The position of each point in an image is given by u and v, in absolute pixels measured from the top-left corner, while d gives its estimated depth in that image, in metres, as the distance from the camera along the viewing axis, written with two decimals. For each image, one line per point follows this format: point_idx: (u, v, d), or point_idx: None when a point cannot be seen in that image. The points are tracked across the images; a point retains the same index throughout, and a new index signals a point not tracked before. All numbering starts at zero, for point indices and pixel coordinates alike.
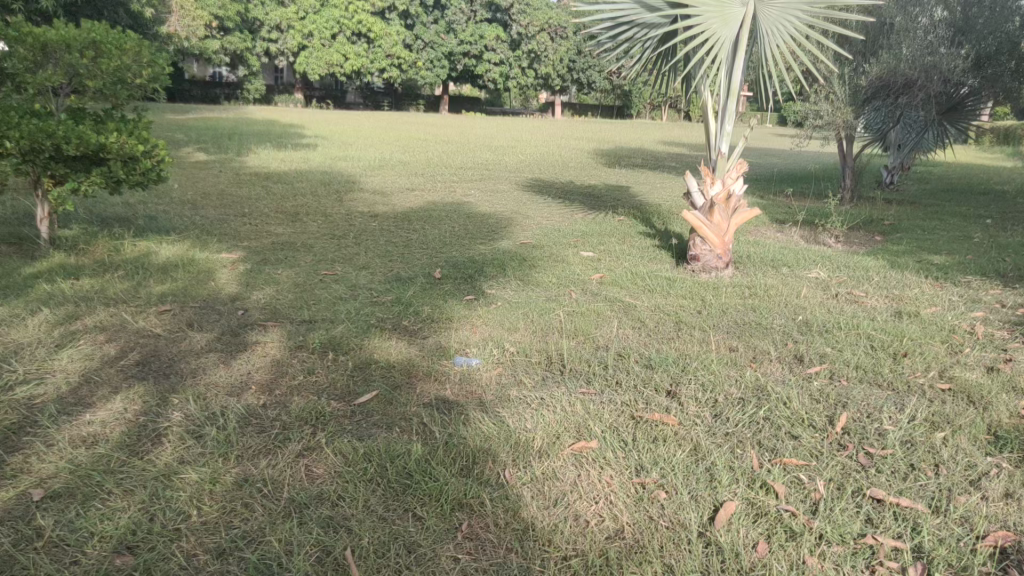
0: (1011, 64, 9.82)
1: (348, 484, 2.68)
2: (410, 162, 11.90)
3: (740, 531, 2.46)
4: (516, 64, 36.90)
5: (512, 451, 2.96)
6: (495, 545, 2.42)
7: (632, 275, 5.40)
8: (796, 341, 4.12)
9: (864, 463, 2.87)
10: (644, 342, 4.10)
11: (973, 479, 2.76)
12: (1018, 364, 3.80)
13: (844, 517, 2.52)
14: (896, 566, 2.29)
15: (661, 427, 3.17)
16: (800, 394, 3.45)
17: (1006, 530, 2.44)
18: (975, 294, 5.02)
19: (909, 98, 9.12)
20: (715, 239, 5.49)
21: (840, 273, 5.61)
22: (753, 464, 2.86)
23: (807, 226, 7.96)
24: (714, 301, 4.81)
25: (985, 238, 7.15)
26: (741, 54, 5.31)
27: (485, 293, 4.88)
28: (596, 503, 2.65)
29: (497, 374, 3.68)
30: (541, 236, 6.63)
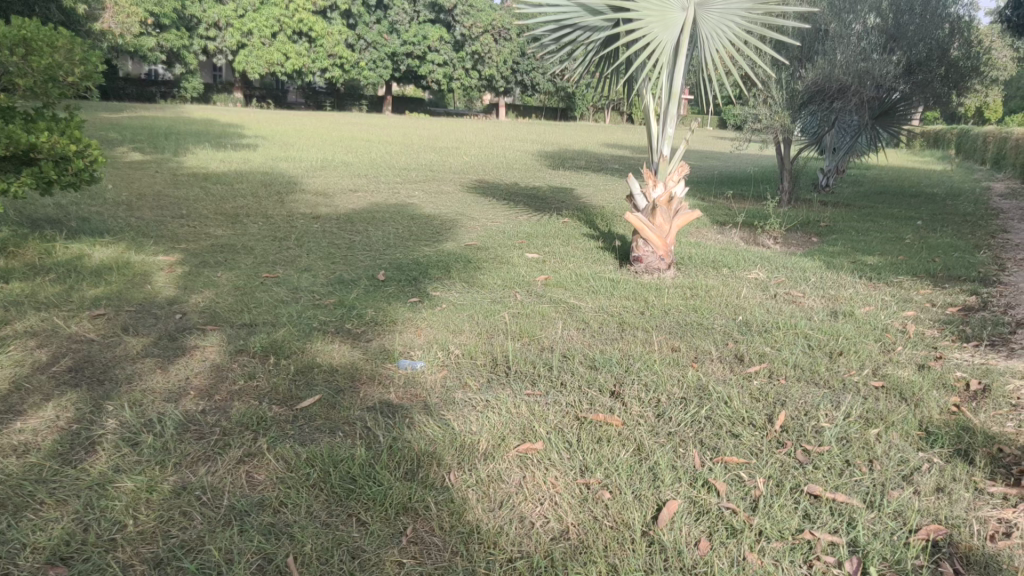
0: (939, 70, 10.28)
1: (291, 490, 2.64)
2: (353, 163, 11.79)
3: (683, 529, 2.49)
4: (460, 65, 36.60)
5: (457, 454, 2.95)
6: (440, 548, 2.41)
7: (577, 276, 5.43)
8: (736, 341, 4.19)
9: (802, 460, 2.93)
10: (588, 343, 4.13)
11: (906, 474, 2.85)
12: (947, 362, 3.94)
13: (783, 513, 2.57)
14: (833, 561, 2.34)
15: (605, 427, 3.20)
16: (740, 393, 3.51)
17: (937, 523, 2.51)
18: (907, 293, 5.18)
19: (844, 103, 9.54)
20: (658, 240, 5.55)
21: (778, 273, 5.73)
22: (695, 463, 2.91)
23: (747, 228, 8.11)
24: (657, 302, 4.87)
25: (916, 239, 7.39)
26: (683, 58, 5.39)
27: (429, 295, 4.86)
28: (541, 505, 2.65)
29: (442, 377, 3.66)
30: (486, 237, 6.63)
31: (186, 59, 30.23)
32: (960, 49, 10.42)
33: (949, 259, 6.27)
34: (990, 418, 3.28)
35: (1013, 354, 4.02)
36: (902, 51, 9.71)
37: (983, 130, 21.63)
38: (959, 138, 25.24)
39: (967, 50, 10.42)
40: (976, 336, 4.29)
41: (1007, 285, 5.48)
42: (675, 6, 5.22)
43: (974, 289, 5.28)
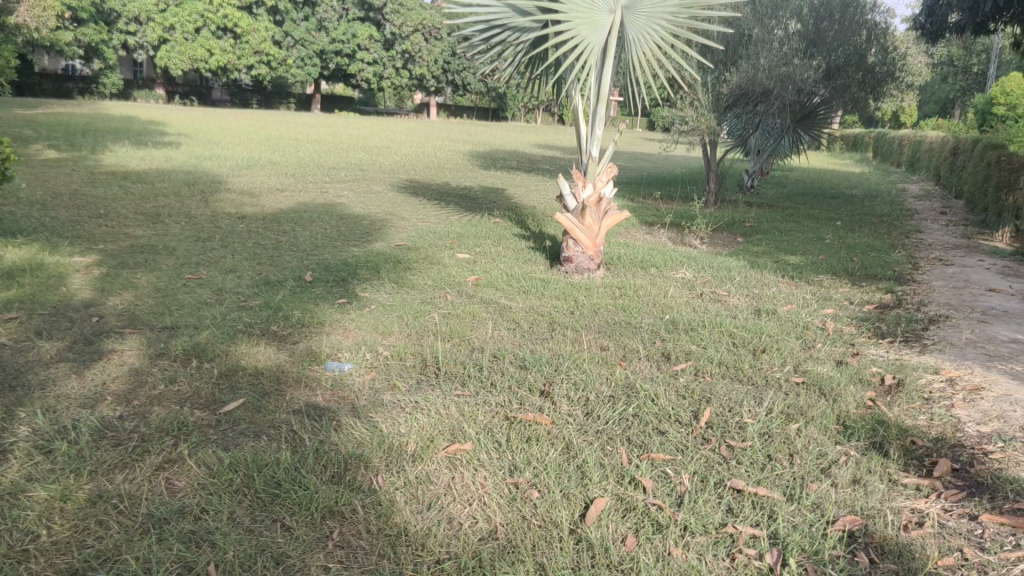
0: (858, 75, 10.64)
1: (213, 497, 2.58)
2: (280, 162, 11.57)
3: (610, 525, 2.52)
4: (389, 65, 36.84)
5: (385, 456, 2.93)
6: (367, 551, 2.38)
7: (507, 276, 5.44)
8: (663, 339, 4.26)
9: (726, 456, 3.00)
10: (518, 343, 4.14)
11: (824, 467, 2.93)
12: (864, 358, 4.07)
13: (706, 508, 2.62)
14: (754, 553, 2.40)
15: (534, 427, 3.21)
16: (667, 391, 3.56)
17: (853, 515, 2.59)
18: (827, 292, 5.34)
19: (767, 107, 9.75)
20: (586, 241, 5.61)
21: (704, 273, 5.84)
22: (622, 461, 2.94)
23: (674, 228, 8.24)
24: (586, 302, 4.91)
25: (835, 238, 7.62)
26: (610, 61, 5.46)
27: (358, 296, 4.82)
28: (469, 505, 2.65)
29: (370, 379, 3.63)
30: (416, 238, 6.58)
31: (104, 54, 29.05)
32: (877, 56, 10.83)
33: (866, 258, 6.49)
34: (904, 412, 3.41)
35: (926, 350, 4.18)
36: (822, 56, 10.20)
37: (897, 134, 22.48)
38: (875, 142, 26.21)
39: (883, 57, 10.85)
40: (890, 332, 4.46)
41: (920, 283, 5.69)
42: (602, 9, 5.27)
43: (889, 287, 5.47)
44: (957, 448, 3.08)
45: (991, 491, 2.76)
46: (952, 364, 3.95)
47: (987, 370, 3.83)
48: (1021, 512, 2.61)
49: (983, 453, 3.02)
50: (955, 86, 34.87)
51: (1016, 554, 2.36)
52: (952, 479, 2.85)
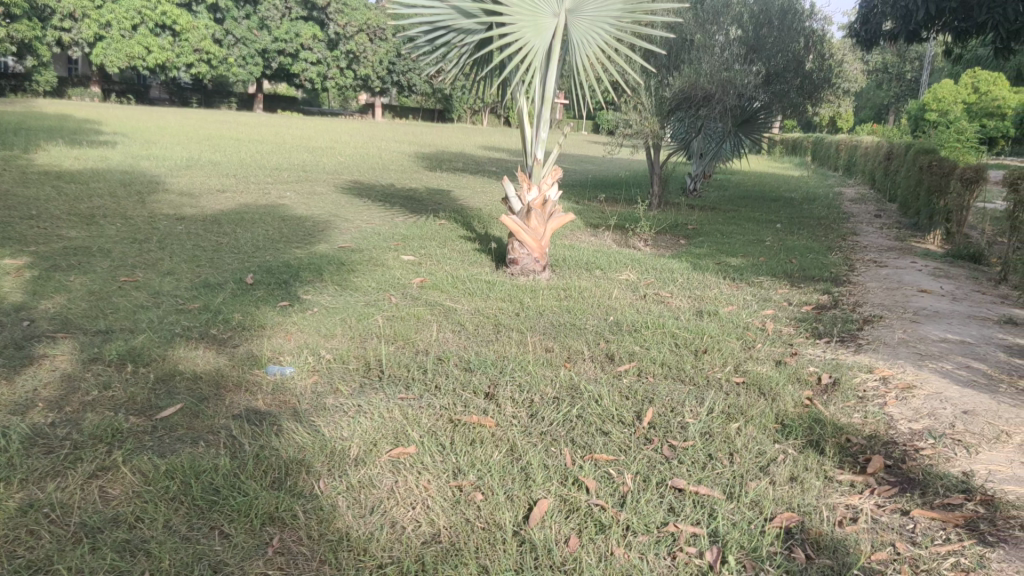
0: (796, 81, 11.23)
1: (149, 504, 2.52)
2: (221, 162, 11.37)
3: (553, 527, 2.53)
4: (333, 64, 36.51)
5: (327, 461, 2.90)
6: (307, 558, 2.35)
7: (452, 278, 5.43)
8: (607, 340, 4.30)
9: (668, 455, 3.04)
10: (463, 345, 4.14)
11: (763, 465, 2.99)
12: (802, 357, 4.16)
13: (648, 508, 2.65)
14: (694, 551, 2.43)
15: (478, 429, 3.21)
16: (610, 391, 3.60)
17: (790, 512, 2.64)
18: (766, 293, 5.44)
19: (709, 111, 9.80)
20: (532, 243, 5.65)
21: (648, 275, 5.91)
22: (567, 461, 2.96)
23: (618, 230, 8.33)
24: (531, 303, 4.93)
25: (775, 241, 7.78)
26: (555, 65, 5.49)
27: (301, 298, 4.77)
28: (412, 509, 2.64)
29: (313, 382, 3.59)
30: (360, 239, 6.53)
31: (37, 51, 27.69)
32: (815, 62, 11.61)
33: (804, 260, 6.64)
34: (840, 410, 3.49)
35: (860, 349, 4.29)
36: (762, 61, 10.58)
37: (833, 140, 23.09)
38: (813, 146, 26.86)
39: (819, 63, 11.61)
40: (827, 333, 4.56)
41: (856, 284, 5.84)
42: (547, 11, 5.29)
43: (826, 288, 5.60)
44: (890, 445, 3.17)
45: (922, 487, 2.84)
46: (885, 363, 4.06)
47: (918, 369, 3.95)
48: (950, 507, 2.69)
49: (914, 450, 3.11)
50: (889, 93, 35.96)
51: (945, 547, 2.43)
52: (886, 475, 2.93)
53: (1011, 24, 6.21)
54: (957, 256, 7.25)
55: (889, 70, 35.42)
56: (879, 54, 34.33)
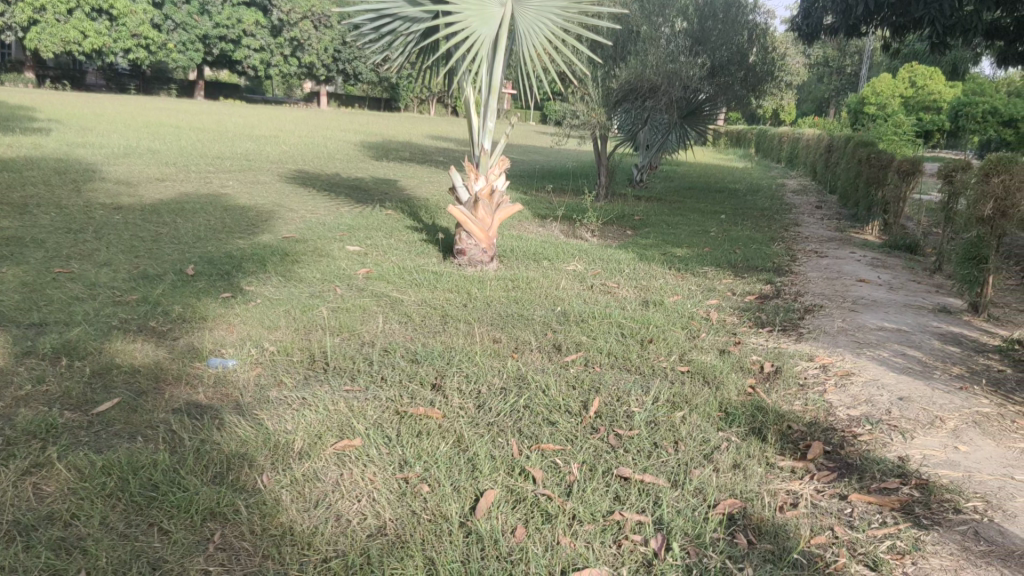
0: (739, 74, 11.48)
1: (85, 501, 2.45)
2: (160, 151, 11.09)
3: (499, 517, 2.53)
4: (277, 51, 35.89)
5: (270, 455, 2.86)
6: (250, 553, 2.31)
7: (399, 269, 5.38)
8: (555, 330, 4.32)
9: (614, 444, 3.06)
10: (409, 337, 4.10)
11: (706, 453, 3.03)
12: (745, 346, 4.23)
13: (595, 496, 2.67)
14: (639, 539, 2.45)
15: (425, 421, 3.19)
16: (557, 381, 3.62)
17: (733, 498, 2.68)
18: (711, 283, 5.51)
19: (655, 101, 9.97)
20: (480, 233, 5.65)
21: (595, 265, 5.94)
22: (513, 452, 2.96)
23: (566, 221, 8.36)
24: (479, 294, 4.91)
25: (719, 231, 7.89)
26: (501, 54, 5.46)
27: (243, 290, 4.68)
28: (358, 502, 2.61)
29: (256, 375, 3.53)
30: (305, 230, 6.44)
31: None
32: (759, 55, 11.83)
33: (747, 250, 6.75)
34: (781, 398, 3.55)
35: (801, 338, 4.37)
36: (708, 54, 10.71)
37: (776, 132, 23.52)
38: (757, 138, 27.31)
39: (763, 56, 11.85)
40: (770, 322, 4.64)
41: (797, 274, 5.96)
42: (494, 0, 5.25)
43: (769, 278, 5.71)
44: (829, 431, 3.24)
45: (860, 471, 2.91)
46: (825, 351, 4.14)
47: (857, 356, 4.04)
48: (886, 491, 2.76)
49: (852, 436, 3.19)
50: (830, 87, 36.84)
51: (882, 531, 2.49)
52: (825, 461, 3.00)
53: (947, 20, 6.33)
54: (894, 247, 7.43)
55: (830, 64, 36.32)
56: (820, 48, 35.12)
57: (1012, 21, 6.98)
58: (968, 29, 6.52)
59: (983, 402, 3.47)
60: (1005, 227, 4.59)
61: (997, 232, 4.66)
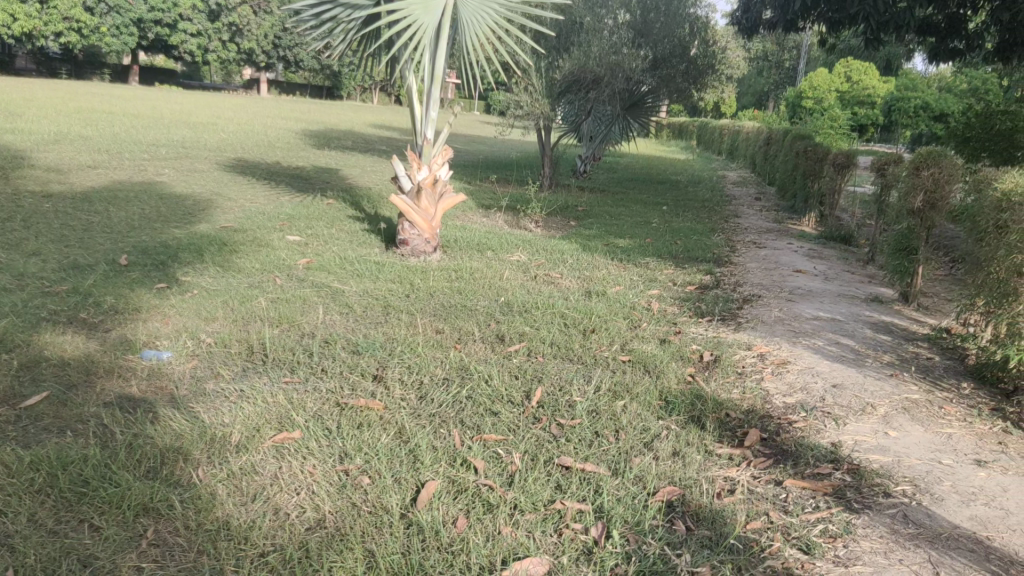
0: (681, 67, 11.58)
1: (11, 498, 2.37)
2: (92, 137, 10.75)
3: (441, 508, 2.52)
4: (215, 36, 35.10)
5: (206, 449, 2.80)
6: (184, 549, 2.26)
7: (340, 260, 5.32)
8: (498, 321, 4.32)
9: (556, 434, 3.07)
10: (350, 328, 4.06)
11: (647, 441, 3.06)
12: (685, 336, 4.29)
13: (536, 486, 2.67)
14: (580, 527, 2.46)
15: (366, 412, 3.16)
16: (500, 371, 3.62)
17: (672, 486, 2.71)
18: (652, 274, 5.56)
19: (598, 93, 10.07)
20: (422, 223, 5.63)
21: (538, 256, 5.95)
22: (455, 442, 2.95)
23: (510, 211, 8.36)
24: (421, 285, 4.89)
25: (661, 222, 7.99)
26: (444, 42, 5.41)
27: (179, 280, 4.57)
28: (297, 495, 2.58)
29: (191, 368, 3.46)
30: (243, 219, 6.32)
31: None
32: (699, 48, 11.89)
33: (688, 241, 6.83)
34: (720, 386, 3.61)
35: (740, 327, 4.45)
36: (650, 46, 10.89)
37: (717, 125, 23.89)
38: (699, 131, 27.69)
39: (705, 49, 11.94)
40: (709, 312, 4.71)
41: (736, 265, 6.06)
42: None
43: (709, 269, 5.79)
44: (765, 419, 3.30)
45: (795, 458, 2.97)
46: (763, 340, 4.22)
47: (793, 345, 4.13)
48: (820, 476, 2.82)
49: (787, 423, 3.25)
50: (769, 80, 37.62)
51: (815, 515, 2.55)
52: (761, 448, 3.06)
53: (881, 16, 6.48)
54: (830, 238, 7.61)
55: (769, 58, 37.20)
56: (759, 42, 35.85)
57: (942, 18, 7.18)
58: (901, 26, 6.68)
59: (911, 389, 3.58)
60: (934, 219, 4.75)
61: (926, 224, 4.81)
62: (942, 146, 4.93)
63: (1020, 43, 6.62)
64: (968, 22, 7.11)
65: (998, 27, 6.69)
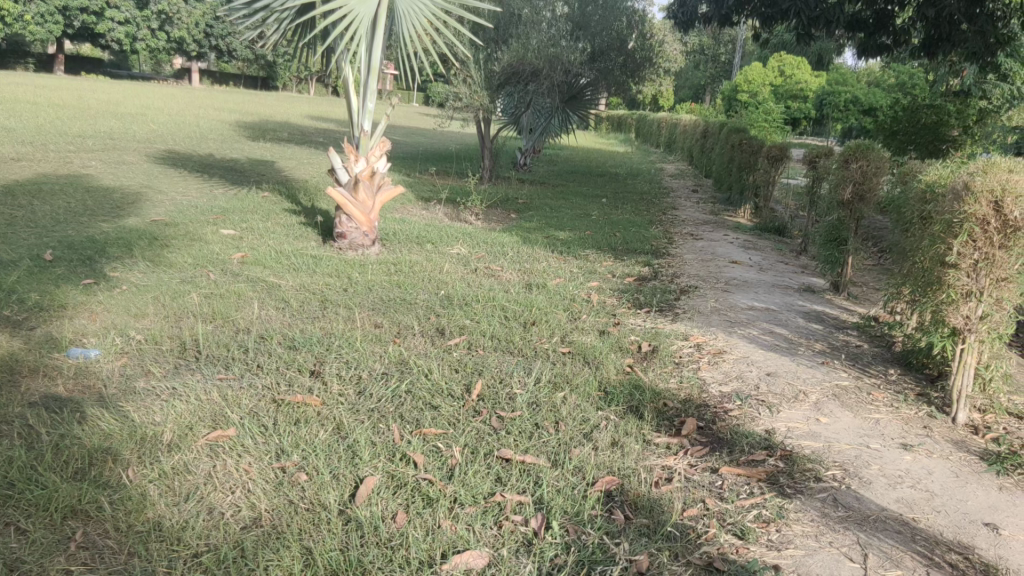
0: (620, 59, 11.73)
1: None
2: (14, 128, 10.35)
3: (380, 503, 2.49)
4: (144, 24, 34.07)
5: (136, 448, 2.72)
6: (114, 551, 2.20)
7: (276, 254, 5.23)
8: (438, 314, 4.29)
9: (496, 427, 3.07)
10: (287, 323, 4.00)
11: (586, 432, 3.09)
12: (624, 327, 4.33)
13: (476, 479, 2.67)
14: (520, 519, 2.46)
15: (303, 408, 3.11)
16: (440, 365, 3.60)
17: (611, 476, 2.74)
18: (592, 266, 5.59)
19: (536, 86, 10.19)
20: (360, 217, 5.58)
21: (479, 249, 5.94)
22: (394, 437, 2.92)
23: (449, 204, 8.33)
24: (359, 279, 4.83)
25: (600, 215, 8.04)
26: (380, 33, 5.35)
27: (107, 276, 4.44)
28: (232, 493, 2.52)
29: (121, 365, 3.36)
30: (175, 212, 6.16)
31: None
32: (637, 41, 12.00)
33: (627, 233, 6.90)
34: (657, 376, 3.66)
35: (677, 318, 4.51)
36: (587, 39, 11.07)
37: (654, 118, 24.17)
38: (637, 124, 27.97)
39: (642, 42, 12.09)
40: (647, 303, 4.76)
41: (674, 257, 6.13)
42: None
43: (647, 261, 5.85)
44: (702, 408, 3.35)
45: (730, 445, 3.03)
46: (699, 330, 4.29)
47: (728, 335, 4.20)
48: (754, 463, 2.88)
49: (723, 411, 3.31)
50: (706, 74, 38.33)
51: (750, 501, 2.60)
52: (698, 436, 3.11)
53: (811, 11, 6.61)
54: (764, 230, 7.77)
55: (705, 52, 37.90)
56: (695, 36, 36.44)
57: (870, 14, 7.39)
58: (831, 22, 6.82)
59: (842, 376, 3.68)
60: (863, 211, 4.92)
61: (856, 215, 4.96)
62: (869, 139, 5.08)
63: (944, 39, 6.83)
64: (895, 17, 7.30)
65: (923, 23, 6.89)
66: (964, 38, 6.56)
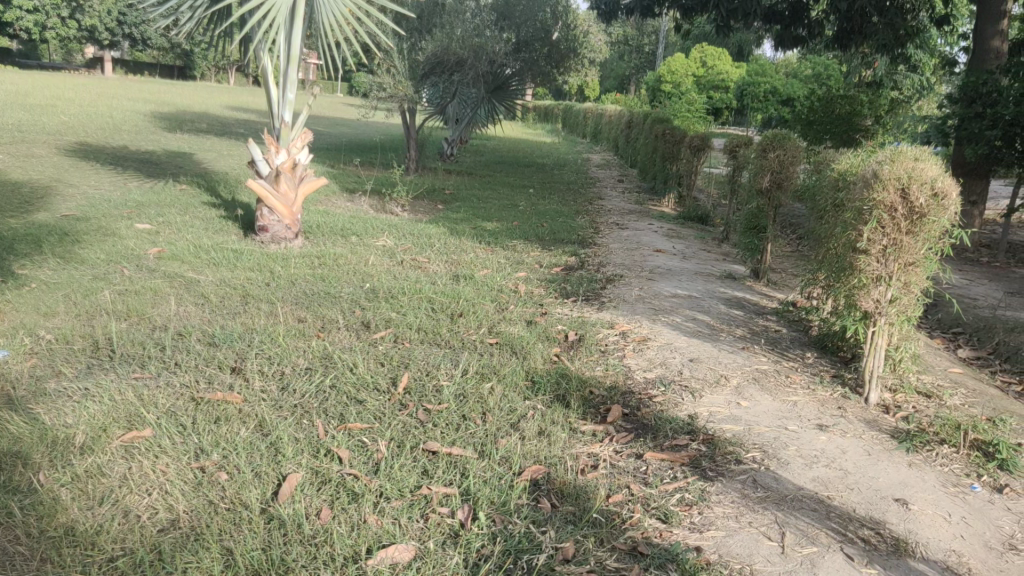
0: (543, 50, 11.91)
1: None
2: None
3: (304, 500, 2.45)
4: (53, 13, 32.90)
5: (48, 451, 2.63)
6: (25, 557, 2.12)
7: (194, 248, 5.09)
8: (363, 307, 4.25)
9: (422, 420, 3.04)
10: (207, 318, 3.90)
11: (514, 422, 3.09)
12: (551, 316, 4.35)
13: (402, 473, 2.64)
14: (446, 511, 2.44)
15: (223, 406, 3.04)
16: (365, 359, 3.55)
17: (537, 465, 2.74)
18: (519, 256, 5.60)
19: (462, 75, 10.00)
20: (282, 209, 5.49)
21: (405, 240, 5.89)
22: (318, 433, 2.88)
23: (375, 195, 8.24)
24: (282, 273, 4.74)
25: (528, 205, 8.07)
26: (299, 22, 5.23)
27: (15, 273, 4.26)
28: (148, 495, 2.45)
29: (30, 367, 3.23)
30: (89, 207, 5.95)
31: None
32: (561, 32, 12.20)
33: (554, 224, 6.93)
34: (583, 364, 3.68)
35: (602, 306, 4.56)
36: (512, 29, 11.31)
37: (581, 109, 24.40)
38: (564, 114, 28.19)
39: (566, 33, 12.22)
40: (574, 293, 4.79)
41: (599, 246, 6.19)
42: None
43: (574, 250, 5.89)
44: (627, 395, 3.39)
45: (654, 430, 3.07)
46: (625, 319, 4.33)
47: (653, 322, 4.26)
48: (677, 448, 2.93)
49: (647, 398, 3.35)
50: (631, 64, 39.00)
51: (673, 485, 2.64)
52: (623, 423, 3.14)
53: (729, 4, 6.78)
54: (688, 218, 7.90)
55: (629, 42, 38.42)
56: (620, 27, 36.94)
57: (786, 7, 7.58)
58: (749, 14, 6.99)
59: (761, 360, 3.77)
60: (781, 198, 5.04)
61: (773, 203, 5.08)
62: (784, 128, 5.23)
63: (856, 31, 7.03)
64: (809, 10, 7.49)
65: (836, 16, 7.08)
66: (875, 30, 6.79)
